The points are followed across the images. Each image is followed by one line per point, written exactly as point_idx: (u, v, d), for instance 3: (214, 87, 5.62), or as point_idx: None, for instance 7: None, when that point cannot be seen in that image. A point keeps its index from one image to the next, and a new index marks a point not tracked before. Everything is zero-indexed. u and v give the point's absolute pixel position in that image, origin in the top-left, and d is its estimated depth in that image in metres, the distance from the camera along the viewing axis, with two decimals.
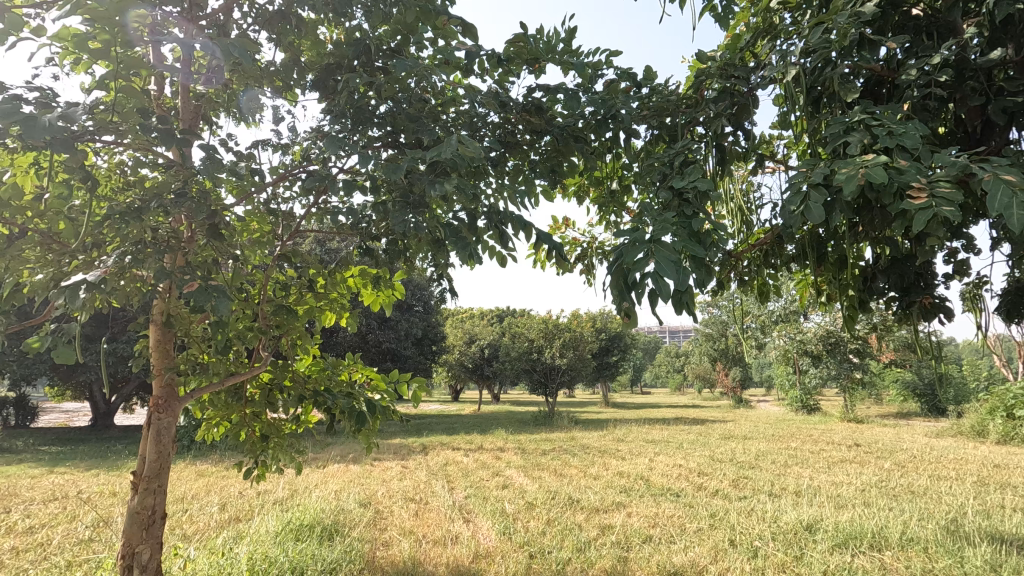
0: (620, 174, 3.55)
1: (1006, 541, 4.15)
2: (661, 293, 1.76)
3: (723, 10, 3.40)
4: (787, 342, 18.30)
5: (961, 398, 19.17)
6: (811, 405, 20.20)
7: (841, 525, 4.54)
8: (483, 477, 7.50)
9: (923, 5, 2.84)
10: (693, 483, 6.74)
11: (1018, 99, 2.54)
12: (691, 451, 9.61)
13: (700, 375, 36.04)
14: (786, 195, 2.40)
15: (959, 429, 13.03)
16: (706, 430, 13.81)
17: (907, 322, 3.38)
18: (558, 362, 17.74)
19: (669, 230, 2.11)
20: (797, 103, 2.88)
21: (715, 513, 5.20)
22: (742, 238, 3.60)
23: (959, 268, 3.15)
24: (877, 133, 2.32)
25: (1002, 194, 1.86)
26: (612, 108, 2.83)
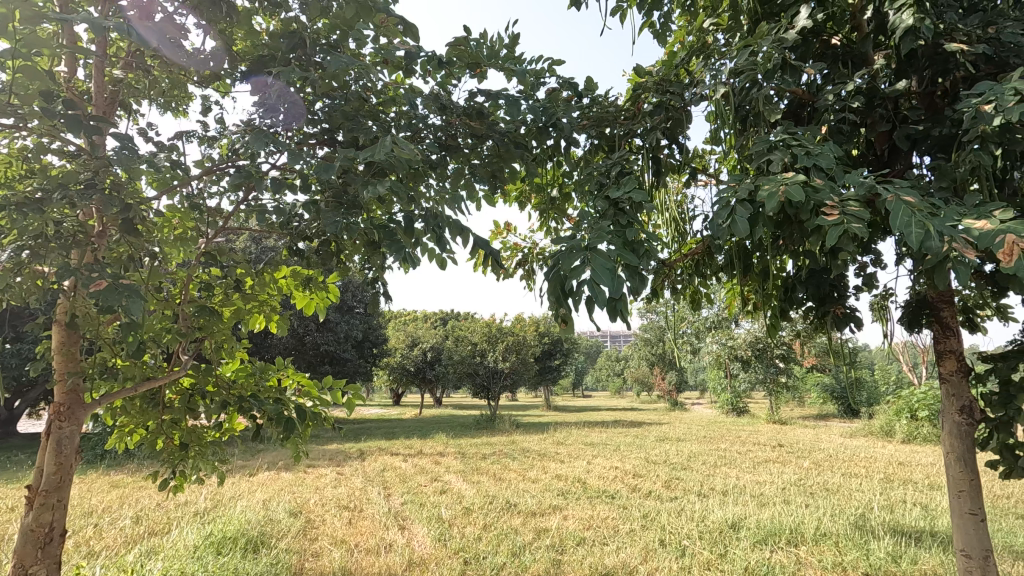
0: (561, 182, 3.60)
1: (906, 533, 4.49)
2: (596, 299, 1.80)
3: (661, 28, 3.53)
4: (719, 347, 19.14)
5: (872, 400, 20.67)
6: (740, 407, 21.19)
7: (761, 523, 4.78)
8: (422, 483, 7.40)
9: (840, 36, 3.05)
10: (628, 485, 6.91)
11: (919, 128, 2.78)
12: (628, 453, 9.86)
13: (639, 379, 37.11)
14: (715, 209, 2.50)
15: (870, 429, 14.01)
16: (642, 432, 14.22)
17: (823, 330, 3.62)
18: (501, 366, 17.78)
19: (606, 238, 2.16)
20: (727, 121, 3.02)
21: (647, 514, 5.35)
22: (676, 248, 3.74)
23: (868, 280, 3.40)
24: (796, 154, 2.47)
25: (903, 214, 2.01)
26: (553, 117, 2.86)
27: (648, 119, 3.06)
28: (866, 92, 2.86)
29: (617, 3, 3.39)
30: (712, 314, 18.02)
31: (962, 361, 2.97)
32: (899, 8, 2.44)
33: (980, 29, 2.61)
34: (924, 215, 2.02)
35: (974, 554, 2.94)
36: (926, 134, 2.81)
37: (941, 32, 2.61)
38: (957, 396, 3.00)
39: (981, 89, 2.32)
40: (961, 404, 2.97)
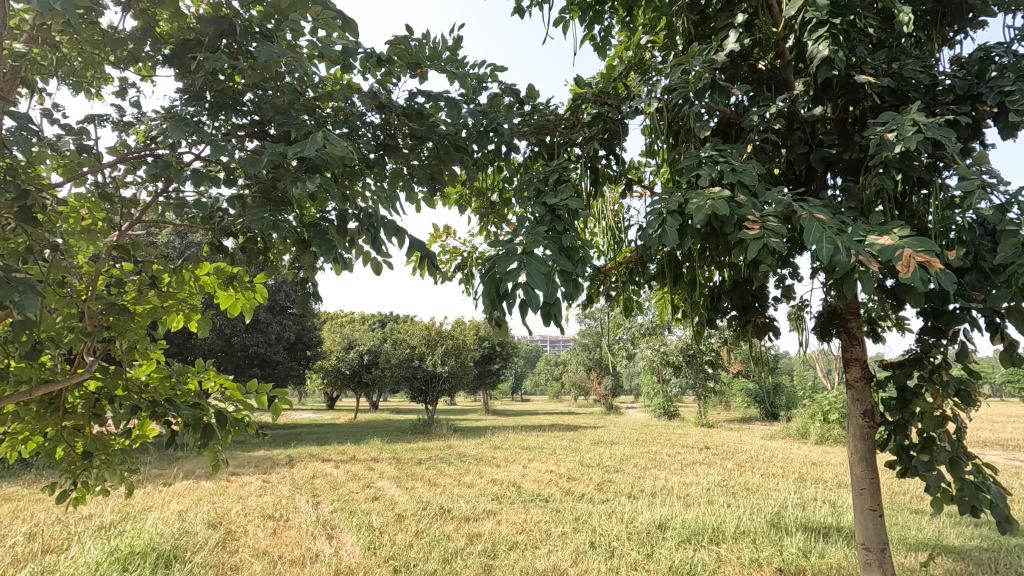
0: (500, 187, 3.61)
1: (816, 529, 4.80)
2: (530, 303, 1.82)
3: (602, 41, 3.62)
4: (652, 352, 19.79)
5: (791, 404, 22.00)
6: (671, 411, 22.00)
7: (686, 522, 4.97)
8: (353, 490, 7.18)
9: (766, 61, 3.25)
10: (561, 488, 7.00)
11: (832, 152, 3.00)
12: (563, 457, 9.99)
13: (576, 384, 37.77)
14: (647, 219, 2.59)
15: (788, 432, 14.92)
16: (578, 436, 14.49)
17: (745, 337, 3.82)
18: (439, 370, 17.59)
19: (542, 243, 2.18)
20: (661, 135, 3.13)
21: (579, 517, 5.44)
22: (611, 257, 3.83)
23: (786, 291, 3.63)
24: (722, 170, 2.60)
25: (815, 230, 2.16)
26: (494, 122, 2.86)
27: (586, 130, 3.13)
28: (787, 115, 3.05)
29: (559, 14, 3.44)
30: (647, 321, 18.62)
31: (865, 367, 3.22)
32: (815, 39, 2.62)
33: (885, 65, 2.85)
34: (834, 232, 2.17)
35: (873, 546, 3.19)
36: (838, 158, 3.04)
37: (851, 64, 2.83)
38: (860, 400, 3.25)
39: (884, 119, 2.53)
40: (864, 408, 3.22)
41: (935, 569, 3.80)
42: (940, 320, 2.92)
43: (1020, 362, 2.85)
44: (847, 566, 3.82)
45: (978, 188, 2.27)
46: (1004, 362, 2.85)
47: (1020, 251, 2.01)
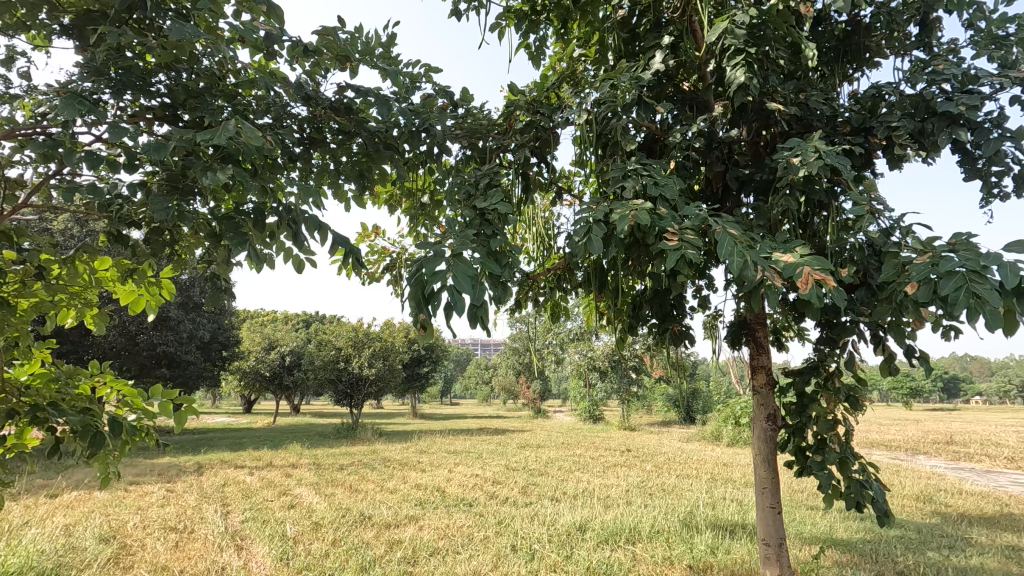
0: (432, 188, 3.58)
1: (723, 526, 5.08)
2: (455, 305, 1.81)
3: (536, 51, 3.68)
4: (580, 357, 20.28)
5: (707, 408, 23.22)
6: (597, 415, 22.61)
7: (605, 523, 5.11)
8: (268, 498, 6.83)
9: (689, 82, 3.43)
10: (485, 492, 7.01)
11: (746, 172, 3.20)
12: (489, 460, 9.99)
13: (506, 388, 38.01)
14: (574, 227, 2.65)
15: (703, 434, 15.73)
16: (505, 439, 14.58)
17: (664, 344, 3.99)
18: (366, 372, 17.11)
19: (470, 245, 2.18)
20: (590, 146, 3.22)
21: (502, 520, 5.46)
22: (540, 262, 3.88)
23: (702, 302, 3.83)
24: (645, 183, 2.71)
25: (727, 245, 2.29)
26: (426, 122, 2.83)
27: (518, 136, 3.16)
28: (706, 135, 3.22)
29: (494, 20, 3.46)
30: (575, 327, 19.03)
31: (770, 374, 3.46)
32: (733, 65, 2.78)
33: (794, 94, 3.08)
34: (743, 247, 2.31)
35: (772, 541, 3.42)
36: (751, 178, 3.25)
37: (765, 91, 3.03)
38: (765, 405, 3.48)
39: (790, 145, 2.73)
40: (768, 412, 3.45)
41: (824, 560, 4.13)
42: (834, 332, 3.19)
43: (899, 371, 3.16)
44: (750, 560, 4.07)
45: (867, 213, 2.50)
46: (886, 371, 3.15)
47: (897, 272, 2.18)
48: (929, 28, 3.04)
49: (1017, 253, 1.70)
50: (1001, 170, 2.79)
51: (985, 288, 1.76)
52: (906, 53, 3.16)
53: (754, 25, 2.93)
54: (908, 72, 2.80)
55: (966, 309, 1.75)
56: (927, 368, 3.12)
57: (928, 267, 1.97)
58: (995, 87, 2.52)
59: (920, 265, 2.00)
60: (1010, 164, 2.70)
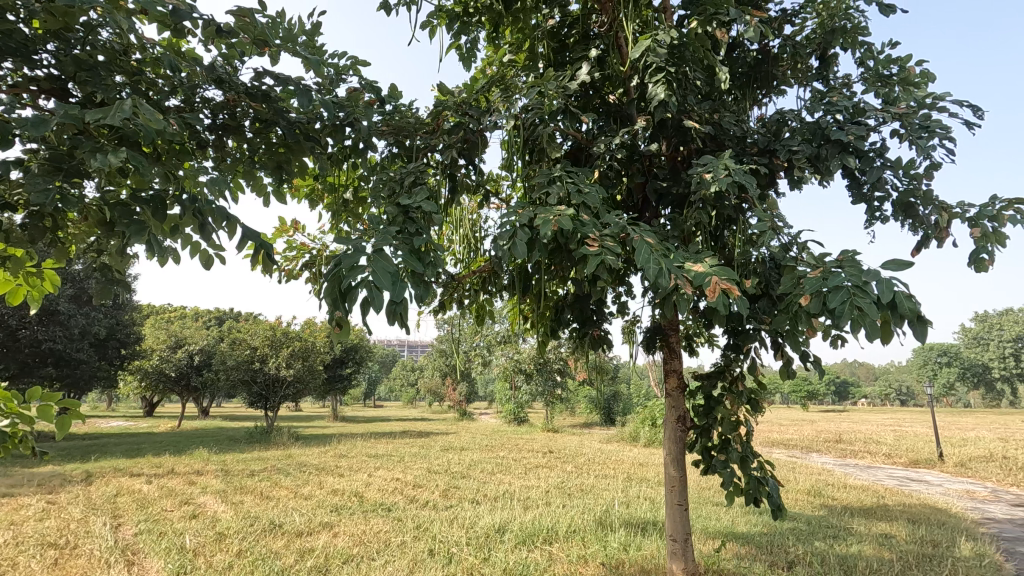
0: (356, 185, 3.47)
1: (636, 524, 5.28)
2: (373, 302, 1.76)
3: (467, 52, 3.68)
4: (506, 360, 20.38)
5: (627, 410, 24.12)
6: (521, 417, 22.86)
7: (524, 525, 5.17)
8: (167, 508, 6.34)
9: (614, 96, 3.55)
10: (406, 496, 6.88)
11: (664, 185, 3.35)
12: (411, 464, 9.82)
13: (432, 391, 37.51)
14: (499, 230, 2.66)
15: (623, 436, 16.32)
16: (428, 442, 14.40)
17: (584, 349, 4.09)
18: (283, 373, 16.31)
19: (391, 244, 2.13)
20: (518, 151, 3.26)
21: (421, 525, 5.38)
22: (465, 265, 3.88)
23: (620, 307, 3.97)
24: (569, 190, 2.77)
25: (644, 253, 2.38)
26: (351, 116, 2.74)
27: (445, 137, 3.14)
28: (628, 147, 3.35)
29: (425, 18, 3.41)
30: (502, 330, 19.09)
31: (681, 378, 3.64)
32: (654, 82, 2.91)
33: (709, 114, 3.27)
34: (659, 255, 2.41)
35: (678, 537, 3.59)
36: (668, 191, 3.40)
37: (683, 109, 3.19)
38: (675, 407, 3.66)
39: (704, 162, 2.89)
40: (678, 414, 3.63)
41: (725, 553, 4.40)
42: (739, 338, 3.41)
43: (794, 375, 3.42)
44: (658, 556, 4.26)
45: (769, 229, 2.69)
46: (782, 376, 3.41)
47: (793, 284, 2.35)
48: (827, 62, 3.33)
49: (895, 270, 1.88)
50: (882, 195, 3.11)
51: (866, 301, 1.95)
52: (807, 84, 3.45)
53: (675, 46, 3.08)
54: (808, 101, 3.06)
55: (851, 318, 1.92)
56: (817, 373, 3.40)
57: (819, 281, 2.15)
58: (879, 120, 2.81)
59: (813, 278, 2.18)
60: (890, 190, 3.01)
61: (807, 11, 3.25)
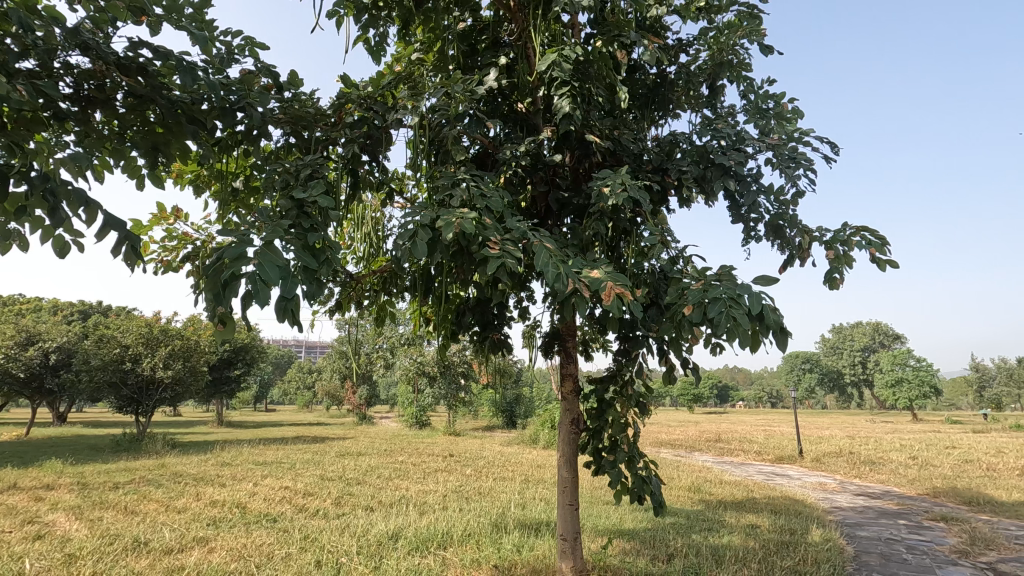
0: (247, 173, 3.25)
1: (530, 525, 5.39)
2: (257, 297, 1.65)
3: (376, 46, 3.57)
4: (410, 362, 19.91)
5: (528, 413, 24.60)
6: (423, 420, 22.56)
7: (418, 530, 5.08)
8: (4, 529, 5.51)
9: (522, 104, 3.61)
10: (295, 505, 6.52)
11: (566, 195, 3.45)
12: (303, 472, 9.31)
13: (329, 394, 35.78)
14: (399, 230, 2.59)
15: (523, 438, 16.62)
16: (323, 447, 13.78)
17: (484, 353, 4.11)
18: (159, 375, 14.82)
19: (281, 237, 2.01)
20: (422, 151, 3.21)
21: (308, 535, 5.11)
22: (365, 263, 3.75)
23: (521, 312, 4.04)
24: (472, 193, 2.76)
25: (543, 257, 2.43)
26: (243, 101, 2.55)
27: (346, 130, 3.02)
28: (533, 156, 3.42)
29: (332, 6, 3.28)
30: (406, 332, 18.69)
31: (576, 381, 3.77)
32: (560, 95, 3.00)
33: (609, 131, 3.43)
34: (557, 261, 2.48)
35: (568, 536, 3.69)
36: (569, 201, 3.51)
37: (585, 123, 3.32)
38: (570, 410, 3.77)
39: (602, 175, 3.01)
40: (572, 416, 3.75)
41: (611, 549, 4.62)
42: (629, 345, 3.59)
43: (676, 380, 3.67)
44: (549, 556, 4.37)
45: (658, 242, 2.86)
46: (667, 381, 3.64)
47: (678, 294, 2.51)
48: (716, 91, 3.62)
49: (763, 285, 2.09)
50: (756, 217, 3.42)
51: (740, 311, 2.13)
52: (698, 111, 3.73)
53: (579, 62, 3.20)
54: (697, 126, 3.30)
55: (726, 326, 2.09)
56: (696, 378, 3.67)
57: (701, 292, 2.31)
58: (755, 149, 3.10)
59: (696, 290, 2.34)
60: (763, 213, 3.33)
61: (699, 43, 3.51)
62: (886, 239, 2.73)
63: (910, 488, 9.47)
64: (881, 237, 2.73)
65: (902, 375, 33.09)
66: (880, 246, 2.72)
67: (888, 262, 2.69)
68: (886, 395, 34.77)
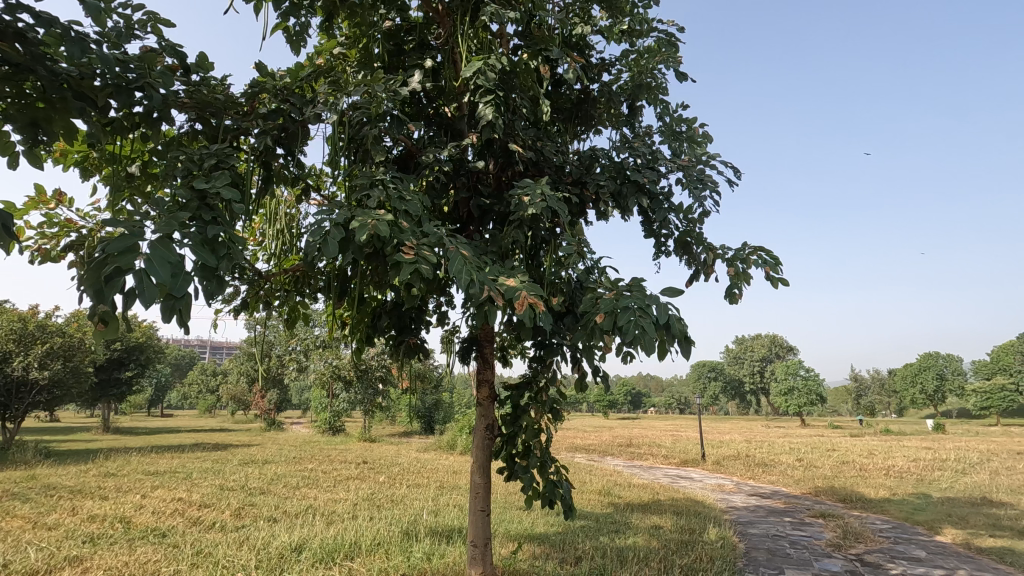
0: (145, 158, 2.99)
1: (442, 532, 5.34)
2: (142, 295, 1.52)
3: (297, 36, 3.43)
4: (325, 366, 19.01)
5: (447, 419, 24.40)
6: (337, 426, 21.75)
7: (324, 541, 4.88)
8: None
9: (447, 108, 3.59)
10: (188, 518, 6.04)
11: (487, 202, 3.47)
12: (200, 482, 8.66)
13: (234, 398, 33.54)
14: (310, 228, 2.49)
15: (440, 444, 16.43)
16: (224, 455, 12.91)
17: (399, 358, 4.03)
18: (33, 375, 13.23)
19: (177, 231, 1.86)
20: (339, 147, 3.09)
21: (201, 550, 4.76)
22: (276, 262, 3.57)
23: (440, 317, 4.02)
24: (390, 195, 2.70)
25: (458, 264, 2.41)
26: (142, 80, 2.34)
27: (259, 121, 2.86)
28: (456, 161, 3.41)
29: None
30: (321, 334, 17.96)
31: (492, 388, 3.78)
32: (483, 102, 3.01)
33: (533, 141, 3.49)
34: (472, 267, 2.48)
35: (479, 542, 3.69)
36: (491, 208, 3.53)
37: (509, 133, 3.36)
38: (485, 415, 3.77)
39: (523, 184, 3.06)
40: (487, 422, 3.75)
41: (521, 554, 4.67)
42: (544, 351, 3.66)
43: (588, 387, 3.78)
44: (459, 562, 4.35)
45: (574, 252, 2.93)
46: (579, 387, 3.74)
47: (591, 303, 2.58)
48: (634, 111, 3.79)
49: (669, 296, 2.20)
50: (667, 233, 3.61)
51: (646, 321, 2.24)
52: (617, 128, 3.89)
53: (505, 72, 3.24)
54: (616, 143, 3.44)
55: (634, 333, 2.18)
56: (607, 385, 3.80)
57: (612, 302, 2.40)
58: (667, 168, 3.28)
59: (607, 300, 2.42)
60: (673, 229, 3.52)
61: (621, 64, 3.67)
62: (778, 259, 2.97)
63: (796, 488, 10.34)
64: (774, 257, 2.97)
65: (794, 384, 36.11)
66: (774, 265, 2.96)
67: (780, 280, 2.93)
68: (779, 402, 37.82)
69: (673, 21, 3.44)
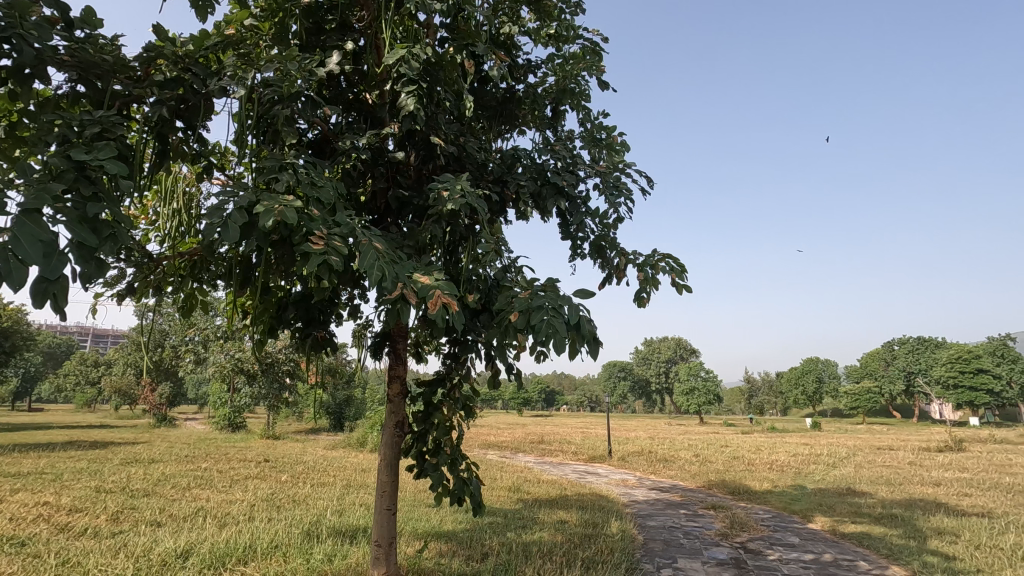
0: (11, 118, 2.61)
1: (346, 533, 5.17)
2: (5, 277, 1.35)
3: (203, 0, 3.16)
4: (226, 359, 17.71)
5: (358, 415, 23.66)
6: (237, 422, 20.45)
7: (215, 546, 4.56)
8: None
9: (368, 94, 3.46)
10: (54, 524, 5.41)
11: (406, 195, 3.39)
12: (71, 484, 7.78)
13: (118, 392, 30.54)
14: (209, 210, 2.30)
15: (349, 441, 15.91)
16: (104, 454, 11.71)
17: (305, 352, 3.84)
18: None
19: (49, 206, 1.65)
20: (246, 127, 2.88)
21: (68, 560, 4.28)
22: (170, 244, 3.27)
23: (352, 310, 3.88)
24: (301, 180, 2.55)
25: (370, 258, 2.33)
26: (12, 30, 2.04)
27: (155, 89, 2.60)
28: (374, 150, 3.29)
29: None
30: (222, 324, 16.77)
31: (403, 384, 3.71)
32: (405, 92, 2.93)
33: (455, 136, 3.44)
34: (385, 262, 2.40)
35: (383, 541, 3.60)
36: (409, 201, 3.44)
37: (431, 125, 3.30)
38: (395, 412, 3.68)
39: (443, 180, 3.01)
40: (397, 419, 3.67)
41: (427, 552, 4.63)
42: (459, 349, 3.63)
43: (500, 385, 3.80)
44: (362, 563, 4.24)
45: (492, 250, 2.93)
46: (492, 385, 3.75)
47: (507, 302, 2.59)
48: (557, 115, 3.86)
49: (581, 298, 2.26)
50: (583, 236, 3.72)
51: (558, 321, 2.28)
52: (540, 130, 3.95)
53: (430, 64, 3.17)
54: (537, 145, 3.48)
55: (547, 333, 2.22)
56: (520, 383, 3.84)
57: (526, 301, 2.43)
58: (586, 174, 3.37)
59: (522, 299, 2.44)
60: (588, 233, 3.63)
61: (546, 67, 3.73)
62: (684, 267, 3.15)
63: (692, 481, 11.03)
64: (680, 264, 3.15)
65: (695, 385, 38.47)
66: (679, 272, 3.13)
67: (685, 287, 3.11)
68: (681, 401, 40.17)
69: (598, 30, 3.55)
